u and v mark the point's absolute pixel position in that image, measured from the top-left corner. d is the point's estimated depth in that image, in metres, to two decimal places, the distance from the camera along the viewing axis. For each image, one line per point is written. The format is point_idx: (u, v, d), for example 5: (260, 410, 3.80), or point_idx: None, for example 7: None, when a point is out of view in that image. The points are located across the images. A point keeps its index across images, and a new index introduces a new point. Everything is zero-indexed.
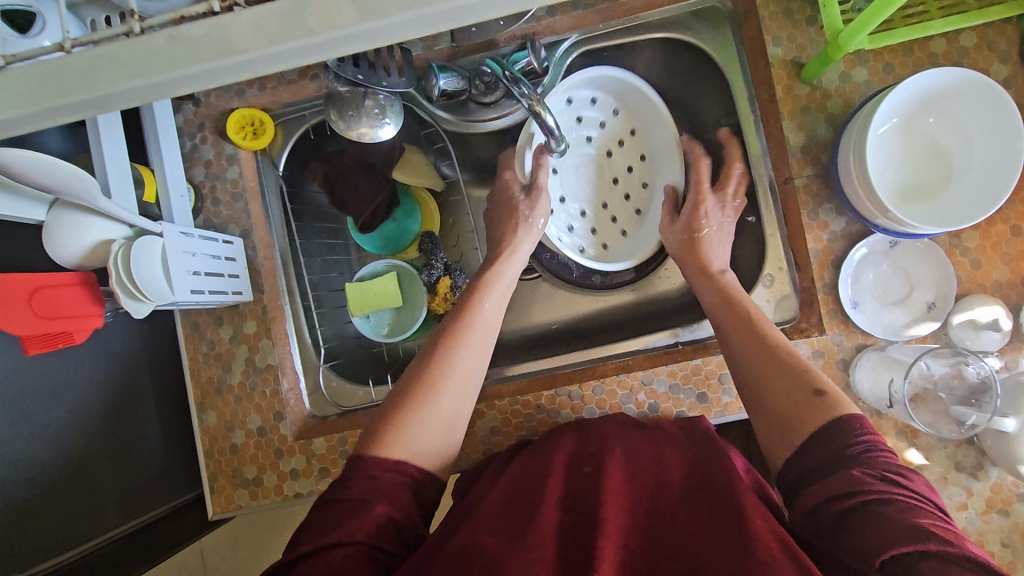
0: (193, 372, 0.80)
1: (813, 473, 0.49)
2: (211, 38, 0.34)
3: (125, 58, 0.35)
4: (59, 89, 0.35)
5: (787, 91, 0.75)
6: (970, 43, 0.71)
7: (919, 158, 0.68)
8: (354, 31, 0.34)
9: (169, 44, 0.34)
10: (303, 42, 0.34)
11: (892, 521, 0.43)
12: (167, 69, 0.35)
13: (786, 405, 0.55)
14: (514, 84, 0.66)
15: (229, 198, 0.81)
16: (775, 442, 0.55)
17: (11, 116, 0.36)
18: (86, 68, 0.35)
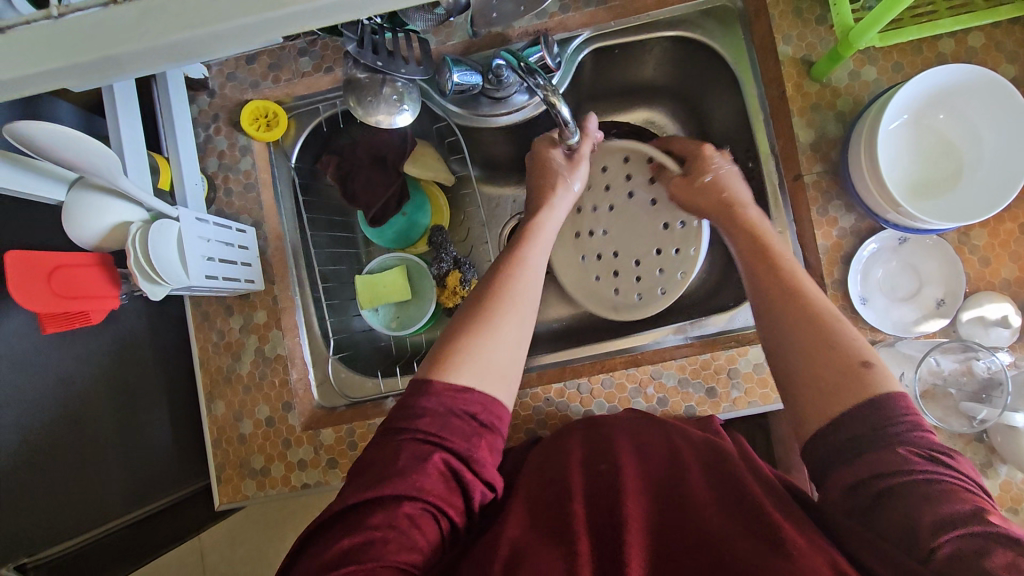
0: (203, 362, 0.81)
1: (848, 443, 0.50)
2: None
3: (174, 9, 0.35)
4: (105, 44, 0.36)
5: (796, 89, 0.75)
6: (978, 43, 0.72)
7: (929, 155, 0.68)
8: None
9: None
10: None
11: (934, 513, 0.45)
12: (217, 22, 0.35)
13: (832, 370, 0.54)
14: (529, 75, 0.67)
15: (242, 189, 0.81)
16: (813, 406, 0.54)
17: (53, 68, 0.36)
18: (135, 20, 0.36)
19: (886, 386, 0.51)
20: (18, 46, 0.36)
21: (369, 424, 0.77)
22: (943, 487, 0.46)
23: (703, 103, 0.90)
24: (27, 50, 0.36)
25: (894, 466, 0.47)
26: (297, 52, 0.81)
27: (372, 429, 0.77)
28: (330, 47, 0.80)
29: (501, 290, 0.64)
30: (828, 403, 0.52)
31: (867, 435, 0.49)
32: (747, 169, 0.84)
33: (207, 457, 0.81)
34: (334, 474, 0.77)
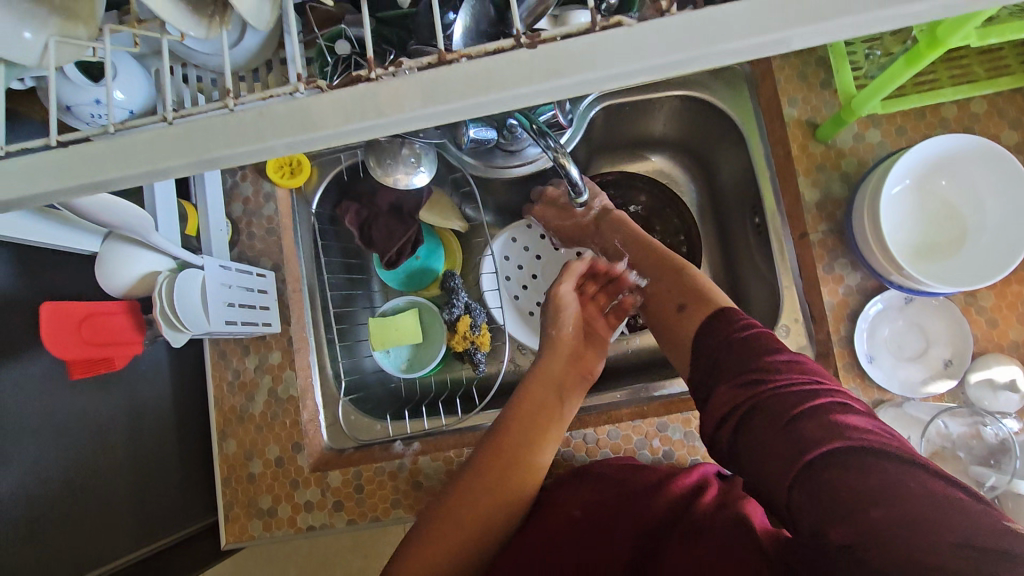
0: (217, 400, 0.82)
1: (703, 390, 0.62)
2: (290, 116, 0.34)
3: (216, 129, 0.34)
4: (133, 168, 0.35)
5: (802, 149, 0.78)
6: (981, 109, 0.74)
7: (933, 218, 0.69)
8: (418, 115, 0.33)
9: (258, 121, 0.34)
10: (374, 121, 0.33)
11: (781, 423, 0.51)
12: (246, 144, 0.34)
13: (666, 314, 0.72)
14: (541, 137, 0.69)
15: (264, 233, 0.84)
16: (673, 345, 0.69)
17: (86, 185, 0.35)
18: (178, 138, 0.34)
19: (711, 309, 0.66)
20: (55, 162, 0.35)
21: (376, 468, 0.78)
22: (785, 393, 0.53)
23: (709, 157, 0.93)
24: (49, 175, 0.35)
25: (737, 394, 0.56)
26: None
27: (380, 472, 0.78)
28: None
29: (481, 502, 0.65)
30: (675, 338, 0.69)
31: (705, 372, 0.62)
32: (754, 223, 0.86)
33: (217, 495, 0.82)
34: (340, 517, 0.78)
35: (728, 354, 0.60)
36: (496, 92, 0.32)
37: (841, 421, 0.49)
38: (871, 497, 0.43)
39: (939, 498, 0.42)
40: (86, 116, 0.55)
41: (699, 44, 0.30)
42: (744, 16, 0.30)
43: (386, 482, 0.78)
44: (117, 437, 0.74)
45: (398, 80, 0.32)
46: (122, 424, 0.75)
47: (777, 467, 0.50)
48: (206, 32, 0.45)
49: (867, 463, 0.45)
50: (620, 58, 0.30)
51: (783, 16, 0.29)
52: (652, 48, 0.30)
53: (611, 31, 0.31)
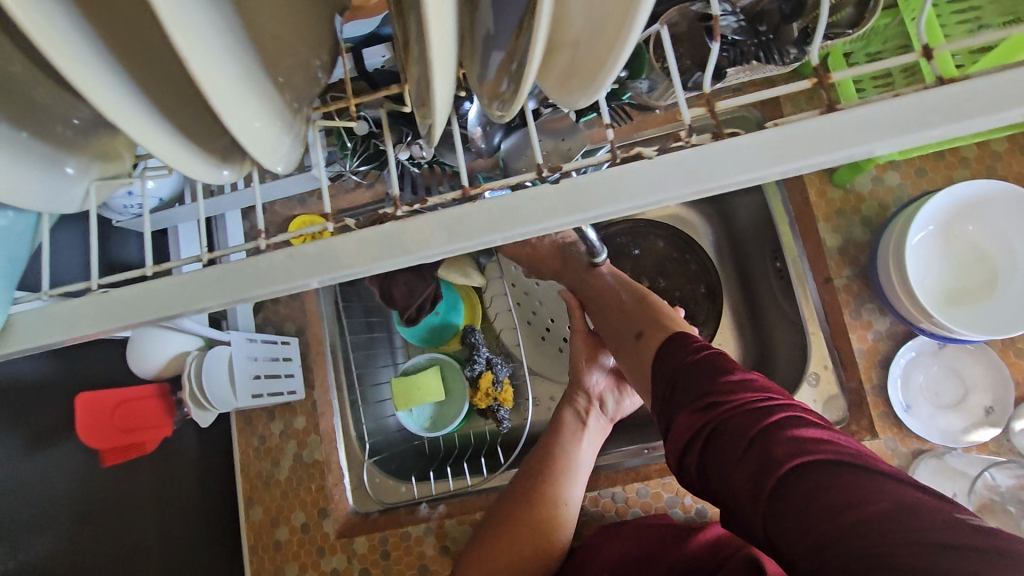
0: (243, 466, 0.83)
1: (663, 415, 0.59)
2: (319, 256, 0.34)
3: (251, 272, 0.35)
4: (170, 310, 0.35)
5: (820, 194, 0.78)
6: (1003, 147, 0.74)
7: (963, 263, 0.68)
8: (431, 250, 0.33)
9: (286, 261, 0.35)
10: (400, 260, 0.33)
11: (743, 443, 0.49)
12: (275, 283, 0.34)
13: (627, 344, 0.72)
14: None
15: (287, 298, 0.86)
16: (639, 373, 0.69)
17: (135, 320, 0.36)
18: (219, 278, 0.35)
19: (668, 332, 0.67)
20: (108, 305, 0.36)
21: (402, 533, 0.77)
22: (743, 411, 0.51)
23: (726, 200, 0.93)
24: (94, 317, 0.36)
25: (693, 419, 0.53)
26: None
27: (406, 538, 0.77)
28: None
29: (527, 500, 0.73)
30: (641, 371, 0.69)
31: (663, 399, 0.59)
32: (775, 268, 0.85)
33: (245, 563, 0.82)
34: None
35: (683, 377, 0.58)
36: (520, 226, 0.32)
37: (801, 435, 0.47)
38: (837, 510, 0.42)
39: (901, 501, 0.41)
40: (119, 208, 0.58)
41: (723, 174, 0.30)
42: (755, 147, 0.30)
43: (412, 548, 0.77)
44: (147, 512, 0.73)
45: (420, 219, 0.33)
46: (153, 499, 0.74)
47: (747, 495, 0.48)
48: (240, 172, 0.45)
49: (834, 477, 0.43)
50: (643, 189, 0.31)
51: (805, 147, 0.30)
52: (664, 181, 0.31)
53: (627, 164, 0.31)
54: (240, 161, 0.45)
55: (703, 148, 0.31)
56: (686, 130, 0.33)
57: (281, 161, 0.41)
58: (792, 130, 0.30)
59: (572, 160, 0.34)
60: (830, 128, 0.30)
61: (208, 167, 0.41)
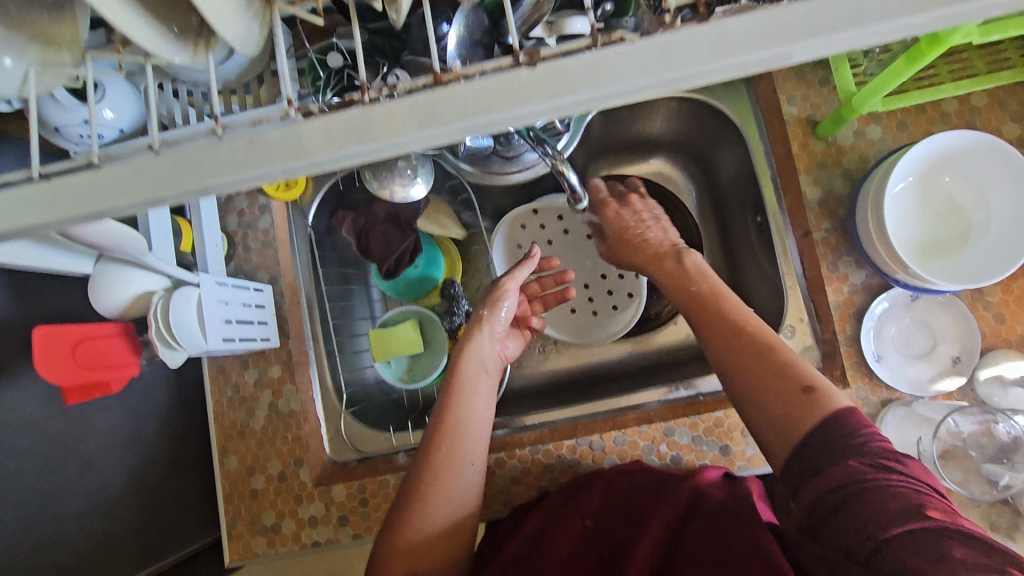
0: (217, 416, 0.81)
1: (808, 463, 0.51)
2: (282, 140, 0.33)
3: (213, 158, 0.34)
4: (124, 198, 0.34)
5: (802, 147, 0.77)
6: (983, 102, 0.74)
7: (938, 215, 0.68)
8: (408, 137, 0.33)
9: (248, 147, 0.34)
10: (367, 145, 0.33)
11: (888, 500, 0.45)
12: (237, 172, 0.34)
13: (771, 395, 0.57)
14: (539, 144, 0.72)
15: (260, 246, 0.83)
16: (771, 429, 0.56)
17: (90, 212, 0.35)
18: (178, 164, 0.34)
19: (833, 400, 0.53)
20: (60, 192, 0.35)
21: (380, 481, 0.77)
22: (903, 484, 0.46)
23: (709, 156, 0.92)
24: (39, 205, 0.35)
25: (850, 469, 0.48)
26: None
27: (384, 486, 0.77)
28: None
29: (434, 463, 0.65)
30: (784, 434, 0.54)
31: (819, 459, 0.51)
32: (756, 222, 0.85)
33: (220, 511, 0.81)
34: (345, 531, 0.77)
35: (840, 431, 0.51)
36: (495, 112, 0.31)
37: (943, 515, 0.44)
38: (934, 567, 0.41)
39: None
40: (74, 136, 0.55)
41: (703, 61, 0.29)
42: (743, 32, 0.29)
43: (390, 496, 0.77)
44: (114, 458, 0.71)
45: (391, 103, 0.32)
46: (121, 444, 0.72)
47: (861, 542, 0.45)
48: (193, 59, 0.42)
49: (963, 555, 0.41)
50: (621, 75, 0.30)
51: (789, 32, 0.29)
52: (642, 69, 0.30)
53: (608, 48, 0.30)
54: (195, 47, 0.43)
55: (687, 33, 0.30)
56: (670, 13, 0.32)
57: (237, 40, 0.39)
58: (780, 14, 0.29)
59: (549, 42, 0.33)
60: (816, 13, 0.29)
61: (154, 34, 0.39)
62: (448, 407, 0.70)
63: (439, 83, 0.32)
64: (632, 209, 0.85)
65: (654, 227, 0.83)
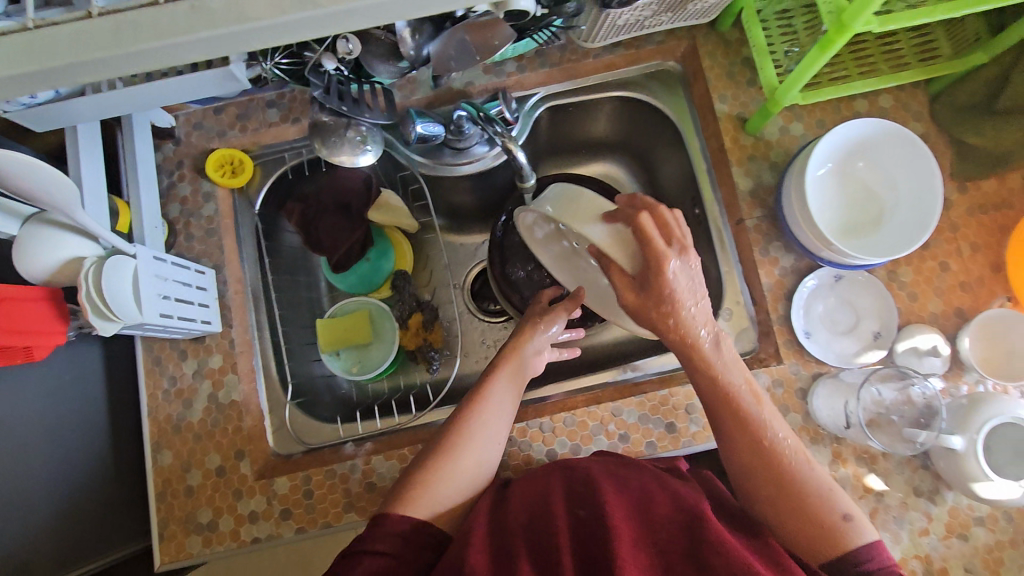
0: (151, 410, 0.77)
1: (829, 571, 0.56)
2: (227, 7, 0.38)
3: (147, 22, 0.38)
4: (54, 57, 0.38)
5: (734, 142, 0.83)
6: (889, 104, 0.82)
7: (853, 200, 0.75)
8: (354, 5, 0.39)
9: (190, 12, 0.38)
10: (309, 13, 0.38)
11: None
12: (184, 32, 0.38)
13: (811, 513, 0.58)
14: (489, 124, 0.77)
15: (203, 234, 0.81)
16: (796, 540, 0.58)
17: (16, 75, 0.39)
18: (112, 29, 0.38)
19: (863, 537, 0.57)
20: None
21: (326, 471, 0.74)
22: None
23: (650, 155, 0.97)
24: None
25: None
26: (265, 103, 0.83)
27: (331, 476, 0.74)
28: (297, 101, 0.83)
29: (461, 444, 0.67)
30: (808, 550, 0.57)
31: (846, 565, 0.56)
32: (694, 214, 0.90)
33: (150, 512, 0.76)
34: (288, 526, 0.73)
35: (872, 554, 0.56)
36: None
37: None
38: None
39: None
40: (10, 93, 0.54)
41: None
42: None
43: (337, 486, 0.74)
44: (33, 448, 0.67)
45: None
46: (41, 433, 0.68)
47: None
48: None
49: None
50: None
51: None
52: None
53: None
54: None
55: None
56: None
57: None
58: None
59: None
60: None
61: None
62: (486, 383, 0.72)
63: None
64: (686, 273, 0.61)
65: (699, 304, 0.63)
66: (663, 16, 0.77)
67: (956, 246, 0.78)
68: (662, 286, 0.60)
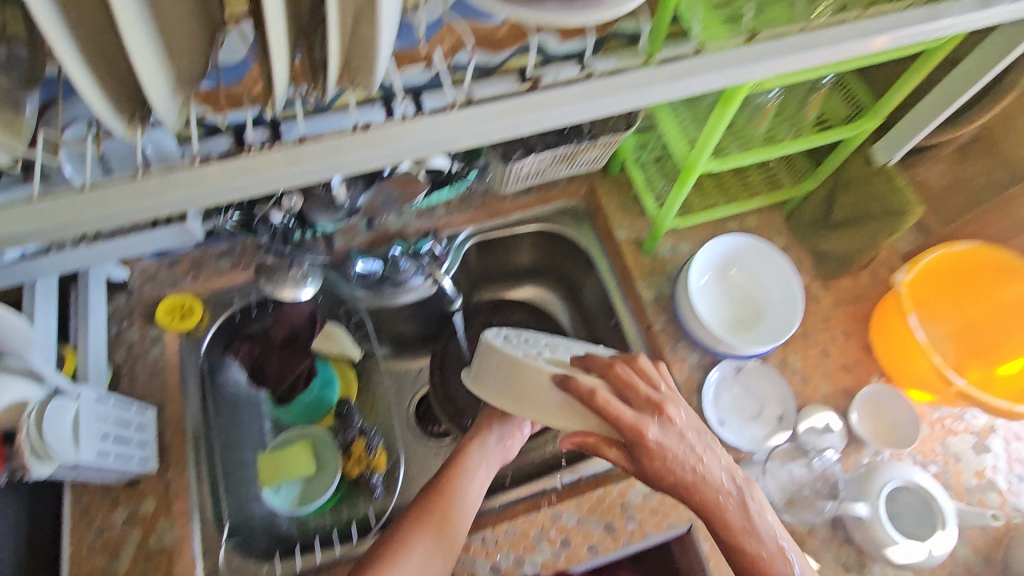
0: (72, 567, 0.73)
1: None
2: (190, 180, 0.46)
3: (124, 191, 0.45)
4: (34, 224, 0.44)
5: (635, 261, 0.97)
6: (754, 223, 1.00)
7: (736, 301, 0.88)
8: (280, 175, 0.47)
9: (159, 184, 0.46)
10: (254, 179, 0.47)
11: None
12: (152, 200, 0.45)
13: None
14: (417, 259, 0.92)
15: (147, 376, 0.84)
16: None
17: None
18: (94, 201, 0.44)
19: None
20: None
21: None
22: None
23: (569, 277, 1.10)
24: None
25: None
26: (218, 253, 0.92)
27: None
28: (248, 250, 0.93)
29: (409, 535, 0.71)
30: None
31: None
32: (611, 325, 1.00)
33: None
34: None
35: None
36: (354, 153, 0.48)
37: None
38: None
39: None
40: None
41: (470, 125, 0.50)
42: (493, 111, 0.50)
43: None
44: None
45: (270, 155, 0.47)
46: None
47: None
48: None
49: None
50: (420, 133, 0.49)
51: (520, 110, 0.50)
52: (434, 129, 0.49)
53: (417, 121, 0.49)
54: None
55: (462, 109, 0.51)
56: (453, 101, 0.51)
57: None
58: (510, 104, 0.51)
59: (389, 113, 0.51)
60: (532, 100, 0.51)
61: None
62: (448, 478, 0.76)
63: (303, 144, 0.48)
64: (672, 433, 0.60)
65: (705, 454, 0.61)
66: (560, 168, 0.93)
67: (833, 334, 0.91)
68: (649, 456, 0.59)
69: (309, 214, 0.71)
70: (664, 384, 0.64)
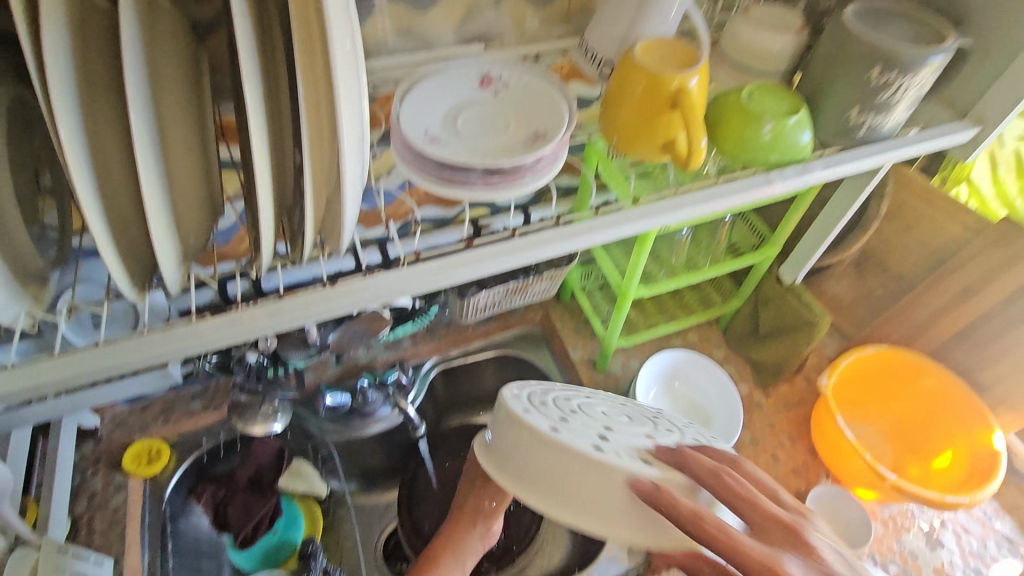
0: None
1: None
2: (182, 334, 0.48)
3: (109, 350, 0.47)
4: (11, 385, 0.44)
5: (590, 379, 1.04)
6: (695, 338, 1.10)
7: (683, 412, 0.95)
8: (262, 321, 0.49)
9: (151, 341, 0.48)
10: (238, 329, 0.49)
11: None
12: (142, 355, 0.47)
13: None
14: (383, 386, 0.97)
15: (105, 527, 0.81)
16: None
17: None
18: (78, 362, 0.46)
19: None
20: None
21: None
22: None
23: None
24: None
25: None
26: (190, 395, 0.95)
27: None
28: (221, 390, 0.96)
29: None
30: None
31: None
32: None
33: None
34: None
35: None
36: (333, 297, 0.51)
37: None
38: None
39: None
40: None
41: (441, 270, 0.53)
42: (460, 256, 0.54)
43: None
44: None
45: (257, 308, 0.50)
46: None
47: None
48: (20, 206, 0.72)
49: None
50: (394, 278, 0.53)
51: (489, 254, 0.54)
52: (408, 273, 0.53)
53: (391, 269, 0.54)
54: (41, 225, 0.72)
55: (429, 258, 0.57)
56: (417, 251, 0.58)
57: None
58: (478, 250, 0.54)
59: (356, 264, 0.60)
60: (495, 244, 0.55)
61: None
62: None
63: (282, 298, 0.51)
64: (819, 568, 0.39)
65: None
66: (514, 300, 1.03)
67: (780, 439, 0.97)
68: None
69: (285, 355, 0.77)
70: (786, 497, 0.45)
